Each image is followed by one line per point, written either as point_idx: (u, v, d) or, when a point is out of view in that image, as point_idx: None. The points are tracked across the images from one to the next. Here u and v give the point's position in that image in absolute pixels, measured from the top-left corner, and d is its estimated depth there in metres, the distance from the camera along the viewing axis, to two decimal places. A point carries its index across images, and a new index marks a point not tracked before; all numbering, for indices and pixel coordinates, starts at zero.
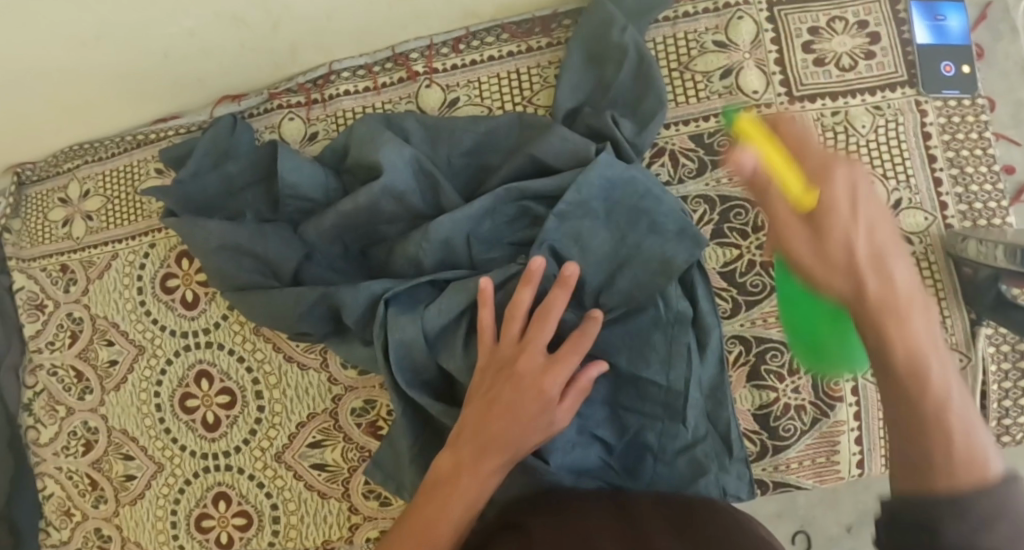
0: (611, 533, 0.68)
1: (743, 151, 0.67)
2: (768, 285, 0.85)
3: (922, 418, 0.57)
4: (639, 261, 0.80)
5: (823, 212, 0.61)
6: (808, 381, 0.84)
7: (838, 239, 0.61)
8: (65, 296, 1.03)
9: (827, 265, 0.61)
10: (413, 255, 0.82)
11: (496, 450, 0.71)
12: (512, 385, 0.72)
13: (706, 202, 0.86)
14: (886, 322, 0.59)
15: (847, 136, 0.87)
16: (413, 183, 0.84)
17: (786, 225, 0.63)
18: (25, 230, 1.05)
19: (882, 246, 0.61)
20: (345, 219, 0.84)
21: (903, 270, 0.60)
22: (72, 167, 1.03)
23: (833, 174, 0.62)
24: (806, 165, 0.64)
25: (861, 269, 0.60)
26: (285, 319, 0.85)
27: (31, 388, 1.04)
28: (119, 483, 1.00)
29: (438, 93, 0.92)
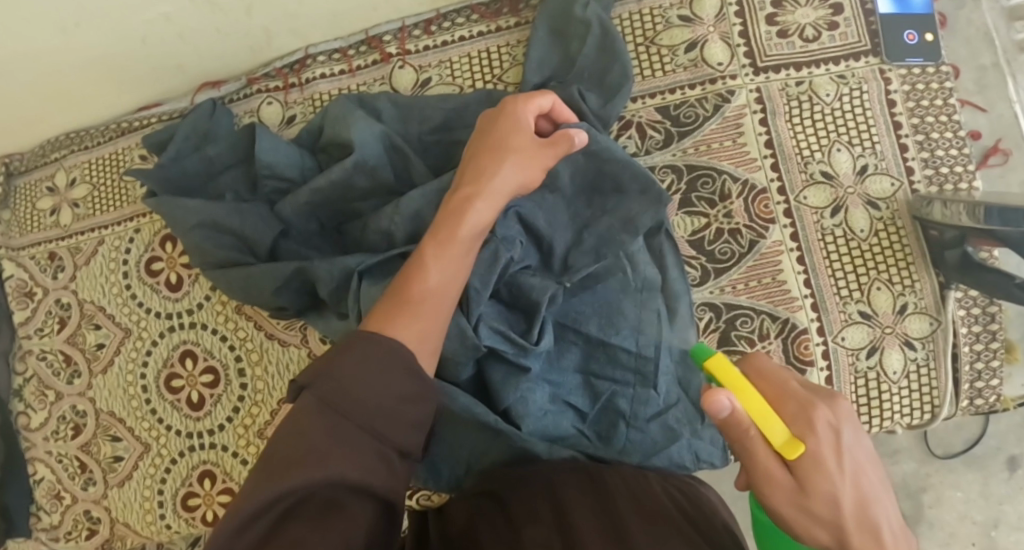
0: (585, 500, 0.70)
1: (726, 393, 0.54)
2: (736, 253, 0.86)
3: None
4: (606, 223, 0.82)
5: (805, 479, 0.54)
6: (779, 346, 0.85)
7: (821, 500, 0.54)
8: (54, 283, 1.05)
9: (793, 497, 0.54)
10: (386, 228, 0.84)
11: (477, 190, 0.73)
12: (489, 143, 0.75)
13: (673, 172, 0.87)
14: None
15: (812, 104, 0.88)
16: (384, 159, 0.86)
17: (766, 483, 0.54)
18: (14, 220, 1.07)
19: (865, 498, 0.54)
20: (319, 195, 0.87)
21: (889, 521, 0.54)
22: (60, 157, 1.05)
23: (813, 418, 0.55)
24: (785, 409, 0.56)
25: (847, 525, 0.53)
26: (265, 293, 0.87)
27: (21, 375, 1.06)
28: (108, 465, 1.02)
29: (411, 74, 0.94)
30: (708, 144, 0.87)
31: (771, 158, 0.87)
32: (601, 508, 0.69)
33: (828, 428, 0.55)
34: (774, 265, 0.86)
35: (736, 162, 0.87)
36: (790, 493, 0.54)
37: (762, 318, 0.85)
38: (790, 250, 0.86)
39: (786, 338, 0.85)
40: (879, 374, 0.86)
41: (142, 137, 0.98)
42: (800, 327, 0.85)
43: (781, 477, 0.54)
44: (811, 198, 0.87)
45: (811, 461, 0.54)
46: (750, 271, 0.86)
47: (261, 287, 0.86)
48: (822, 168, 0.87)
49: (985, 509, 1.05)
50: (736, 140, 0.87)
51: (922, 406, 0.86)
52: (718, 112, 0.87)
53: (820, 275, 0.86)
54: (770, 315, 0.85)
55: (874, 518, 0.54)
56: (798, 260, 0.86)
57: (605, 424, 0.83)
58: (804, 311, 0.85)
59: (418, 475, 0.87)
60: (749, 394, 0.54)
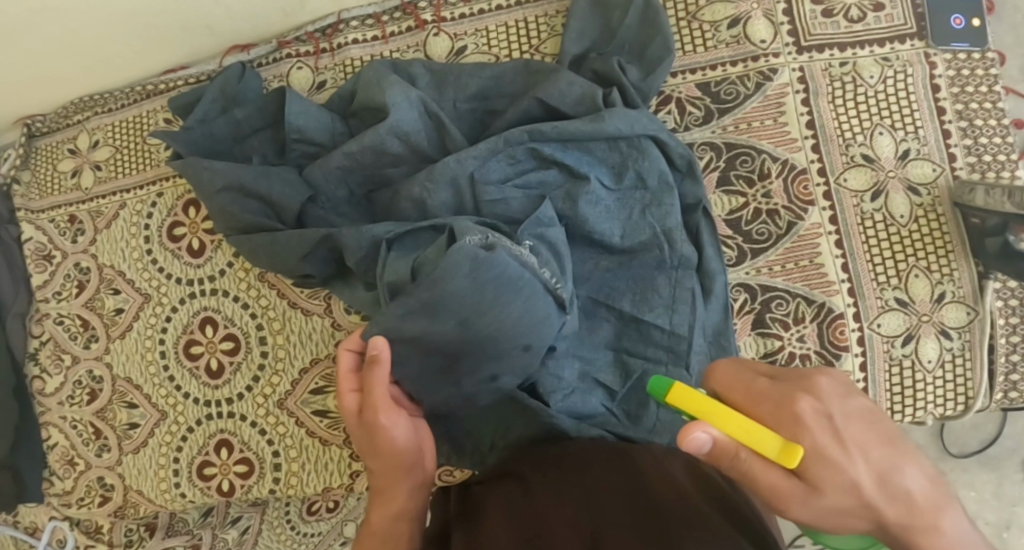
0: (617, 479, 0.68)
1: (697, 424, 0.51)
2: (774, 234, 0.84)
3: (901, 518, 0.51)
4: (640, 194, 0.82)
5: (819, 480, 0.51)
6: (814, 330, 0.83)
7: (838, 493, 0.51)
8: (73, 246, 1.03)
9: (807, 493, 0.51)
10: (419, 196, 0.83)
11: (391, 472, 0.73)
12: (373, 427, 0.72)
13: (712, 150, 0.85)
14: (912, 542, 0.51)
15: (855, 86, 0.86)
16: (419, 125, 0.85)
17: (785, 501, 0.51)
18: (34, 181, 1.06)
19: (881, 467, 0.52)
20: (353, 160, 0.86)
21: (913, 477, 0.51)
22: (83, 119, 1.03)
23: (800, 413, 0.52)
24: (763, 411, 0.53)
25: (874, 504, 0.51)
26: (290, 261, 0.86)
27: (37, 338, 1.05)
28: (123, 431, 1.01)
29: (447, 41, 0.92)
30: (749, 122, 0.85)
31: (813, 139, 0.85)
32: (631, 483, 0.67)
33: (811, 419, 0.52)
34: (812, 247, 0.83)
35: (776, 142, 0.85)
36: (809, 502, 0.51)
37: (797, 301, 0.83)
38: (828, 233, 0.84)
39: (822, 322, 0.83)
40: (914, 363, 0.83)
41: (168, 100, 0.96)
42: (836, 312, 0.83)
43: (792, 484, 0.51)
44: (852, 180, 0.84)
45: (818, 455, 0.51)
46: (788, 252, 0.84)
47: (286, 254, 0.85)
48: (864, 151, 0.84)
49: (1000, 510, 1.03)
50: (777, 119, 0.85)
51: (956, 398, 0.83)
52: (760, 90, 0.85)
53: (858, 260, 0.83)
54: (806, 299, 0.83)
55: (899, 484, 0.51)
56: (837, 244, 0.83)
57: (634, 403, 0.81)
58: (841, 295, 0.83)
59: (442, 451, 0.85)
60: (726, 416, 0.51)
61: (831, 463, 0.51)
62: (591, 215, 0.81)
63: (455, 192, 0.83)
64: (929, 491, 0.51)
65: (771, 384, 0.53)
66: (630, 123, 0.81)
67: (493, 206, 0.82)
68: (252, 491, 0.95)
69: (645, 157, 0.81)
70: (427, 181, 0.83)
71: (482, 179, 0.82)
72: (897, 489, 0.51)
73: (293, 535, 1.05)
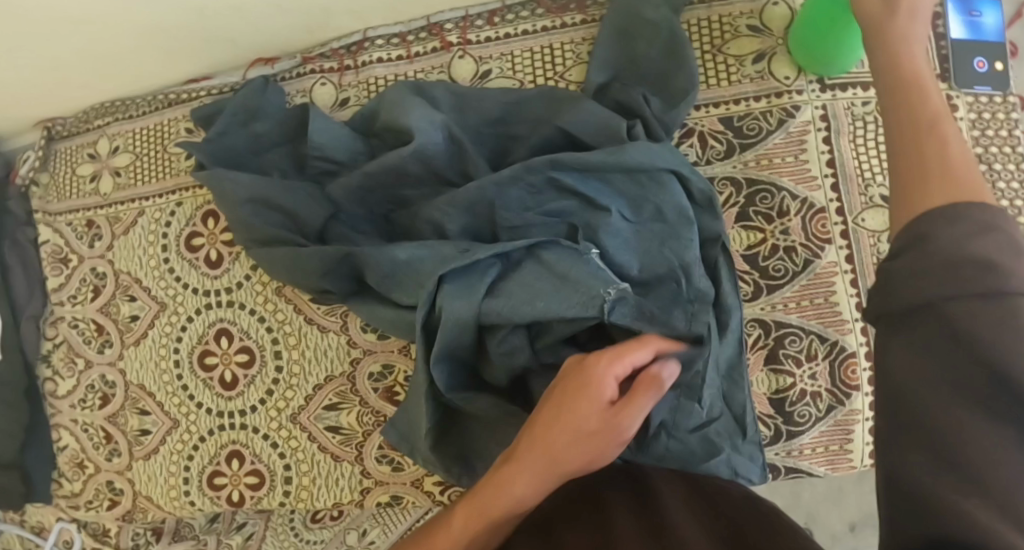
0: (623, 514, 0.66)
1: None
2: (790, 271, 0.84)
3: (921, 177, 0.56)
4: (659, 227, 0.82)
5: (933, 117, 0.59)
6: (825, 368, 0.84)
7: (951, 133, 0.58)
8: (90, 251, 1.04)
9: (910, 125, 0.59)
10: (439, 220, 0.84)
11: None
12: None
13: (732, 185, 0.86)
14: (915, 190, 0.55)
15: (877, 126, 0.86)
16: (443, 149, 0.85)
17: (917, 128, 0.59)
18: (52, 184, 1.06)
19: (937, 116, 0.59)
20: (375, 180, 0.86)
21: (959, 167, 0.55)
22: (104, 124, 1.03)
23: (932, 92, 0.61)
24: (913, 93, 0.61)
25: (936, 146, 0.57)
26: (313, 275, 0.86)
27: (51, 340, 1.06)
28: (134, 437, 1.02)
29: (472, 64, 0.92)
30: (770, 158, 0.85)
31: (832, 177, 0.85)
32: (640, 504, 0.68)
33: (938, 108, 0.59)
34: (827, 286, 0.84)
35: (796, 179, 0.85)
36: (928, 130, 0.58)
37: (811, 338, 0.84)
38: (844, 272, 0.84)
39: (833, 361, 0.83)
40: None
41: (192, 110, 0.97)
42: (849, 350, 0.83)
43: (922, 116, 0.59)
44: (870, 220, 0.84)
45: (931, 126, 0.59)
46: (803, 290, 0.84)
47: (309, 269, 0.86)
48: (882, 192, 0.84)
49: None
50: (798, 156, 0.85)
51: None
52: (783, 126, 0.86)
53: None
54: (820, 336, 0.84)
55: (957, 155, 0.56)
56: (852, 283, 0.84)
57: (643, 433, 0.81)
58: (854, 333, 0.83)
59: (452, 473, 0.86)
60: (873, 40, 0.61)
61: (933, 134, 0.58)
62: (611, 246, 0.81)
63: (477, 218, 0.83)
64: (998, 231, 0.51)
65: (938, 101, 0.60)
66: (655, 154, 0.82)
67: (514, 233, 0.82)
68: (261, 502, 0.97)
69: (667, 189, 0.82)
70: (451, 206, 0.83)
71: (506, 206, 0.83)
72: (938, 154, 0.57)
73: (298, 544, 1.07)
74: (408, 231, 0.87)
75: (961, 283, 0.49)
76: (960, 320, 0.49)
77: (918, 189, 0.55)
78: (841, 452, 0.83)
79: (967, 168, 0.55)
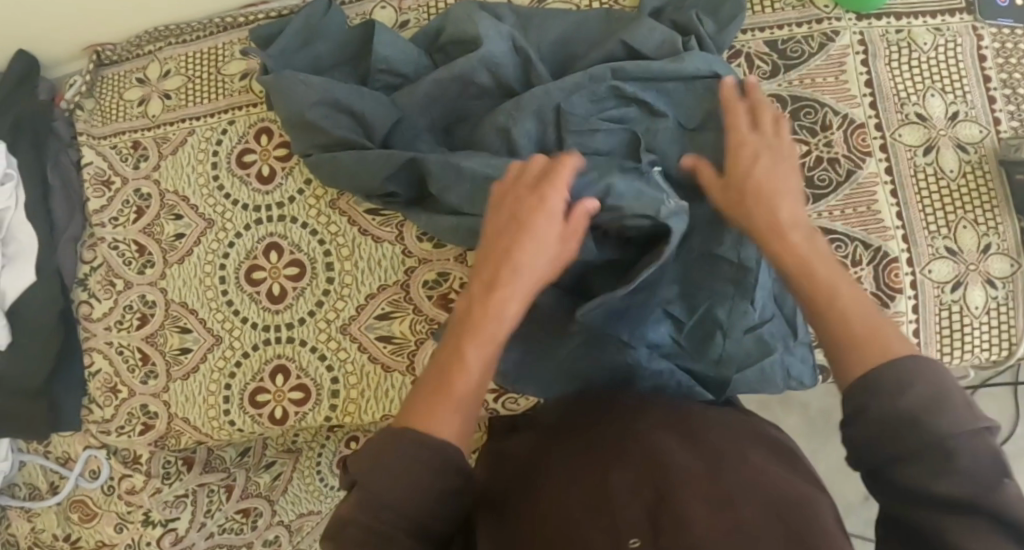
0: (668, 431, 0.65)
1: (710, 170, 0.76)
2: (834, 181, 0.89)
3: (815, 282, 0.63)
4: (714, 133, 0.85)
5: (782, 185, 0.71)
6: (870, 272, 0.88)
7: (788, 210, 0.69)
8: (134, 172, 1.04)
9: (769, 222, 0.69)
10: (503, 125, 0.86)
11: (478, 336, 0.64)
12: (514, 222, 0.69)
13: (778, 101, 0.90)
14: (819, 303, 0.61)
15: (910, 51, 0.91)
16: (510, 58, 0.88)
17: (757, 201, 0.71)
18: (97, 109, 1.07)
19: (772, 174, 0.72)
20: (441, 88, 0.89)
21: (822, 264, 0.64)
22: (155, 49, 1.05)
23: (775, 202, 0.70)
24: (747, 202, 0.71)
25: (816, 273, 0.63)
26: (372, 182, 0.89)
27: (88, 264, 1.05)
28: (173, 357, 1.01)
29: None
30: (813, 78, 0.91)
31: (871, 96, 0.90)
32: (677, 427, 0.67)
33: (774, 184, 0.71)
34: (870, 194, 0.89)
35: (837, 96, 0.90)
36: (796, 229, 0.67)
37: (855, 245, 0.88)
38: (885, 182, 0.89)
39: (877, 266, 0.88)
40: (962, 308, 0.88)
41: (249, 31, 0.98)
42: (891, 256, 0.88)
43: (772, 214, 0.69)
44: (906, 135, 0.89)
45: (782, 232, 0.68)
46: (847, 199, 0.88)
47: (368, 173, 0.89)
48: (917, 110, 0.90)
49: None
50: (838, 76, 0.91)
51: (999, 343, 0.88)
52: (824, 50, 0.91)
53: (912, 208, 0.89)
54: (863, 243, 0.88)
55: (811, 249, 0.66)
56: (892, 193, 0.89)
57: (699, 334, 0.85)
58: (896, 240, 0.88)
59: (511, 374, 0.88)
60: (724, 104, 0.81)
61: (780, 244, 0.67)
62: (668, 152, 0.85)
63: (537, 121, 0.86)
64: (881, 321, 0.59)
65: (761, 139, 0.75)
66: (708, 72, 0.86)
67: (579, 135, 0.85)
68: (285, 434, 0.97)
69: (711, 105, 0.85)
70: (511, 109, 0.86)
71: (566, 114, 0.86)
72: (835, 285, 0.62)
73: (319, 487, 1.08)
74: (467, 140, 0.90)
75: (879, 353, 0.56)
76: (919, 381, 0.53)
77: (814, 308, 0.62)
78: None
79: (861, 300, 0.61)
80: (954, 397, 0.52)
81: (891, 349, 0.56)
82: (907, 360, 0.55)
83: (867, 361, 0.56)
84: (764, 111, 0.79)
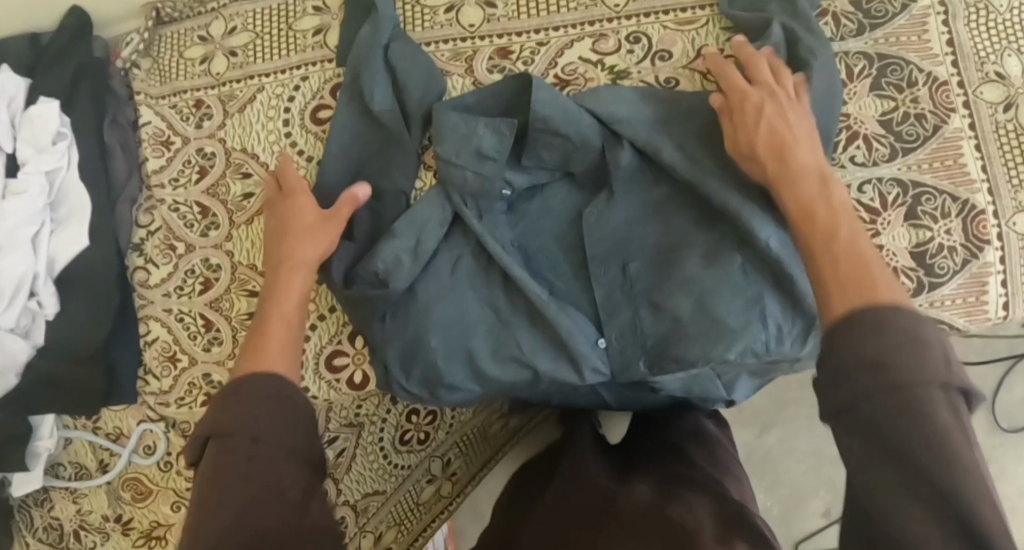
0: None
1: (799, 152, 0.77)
2: (922, 135, 0.90)
3: (859, 306, 0.59)
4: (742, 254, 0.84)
5: (832, 229, 0.68)
6: (959, 224, 0.89)
7: (886, 285, 0.60)
8: (196, 131, 1.00)
9: (829, 255, 0.66)
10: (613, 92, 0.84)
11: (270, 341, 0.75)
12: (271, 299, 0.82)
13: (865, 59, 0.92)
14: (852, 290, 0.61)
15: (989, 13, 0.93)
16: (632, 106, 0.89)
17: (815, 238, 0.68)
18: (155, 68, 1.03)
19: (851, 235, 0.67)
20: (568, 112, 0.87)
21: (864, 305, 0.58)
22: (220, 6, 1.02)
23: (844, 233, 0.67)
24: (818, 209, 0.70)
25: (870, 278, 0.61)
26: (484, 332, 0.87)
27: (145, 228, 1.01)
28: (240, 322, 0.96)
29: (547, 57, 0.93)
30: (898, 37, 0.93)
31: (952, 55, 0.92)
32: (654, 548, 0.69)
33: (842, 205, 0.70)
34: (955, 149, 0.90)
35: (922, 55, 0.92)
36: (825, 246, 0.67)
37: (943, 197, 0.89)
38: (969, 138, 0.91)
39: (965, 218, 0.89)
40: None
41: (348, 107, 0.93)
42: (978, 208, 0.89)
43: (823, 237, 0.68)
44: (986, 93, 0.92)
45: (851, 280, 0.62)
46: (934, 153, 0.90)
47: (445, 304, 0.88)
48: (996, 69, 0.92)
49: None
50: (921, 36, 0.93)
51: None
52: (906, 11, 0.93)
53: (995, 163, 0.91)
54: (952, 196, 0.90)
55: (855, 244, 0.66)
56: (976, 147, 0.91)
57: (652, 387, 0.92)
58: (981, 193, 0.90)
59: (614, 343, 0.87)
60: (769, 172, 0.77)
61: (853, 326, 0.57)
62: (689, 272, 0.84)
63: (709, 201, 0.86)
64: (908, 327, 0.55)
65: (822, 197, 0.71)
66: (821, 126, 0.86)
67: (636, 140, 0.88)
68: None
69: None
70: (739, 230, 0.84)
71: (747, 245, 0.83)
72: (869, 285, 0.60)
73: (386, 466, 1.12)
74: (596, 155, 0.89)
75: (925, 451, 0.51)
76: (901, 336, 0.55)
77: (837, 286, 0.62)
78: (977, 303, 0.88)
79: (901, 310, 0.57)
80: (954, 437, 0.51)
81: (921, 345, 0.54)
82: (937, 383, 0.53)
83: (898, 326, 0.55)
84: (829, 185, 0.73)
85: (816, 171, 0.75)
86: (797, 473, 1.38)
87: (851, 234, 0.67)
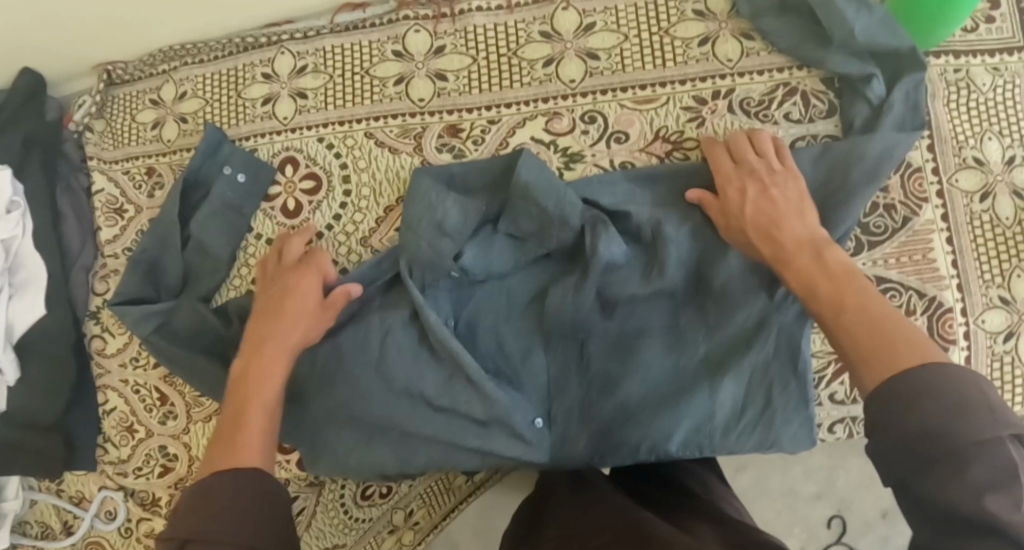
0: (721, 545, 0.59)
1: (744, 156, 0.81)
2: (890, 228, 0.86)
3: (866, 327, 0.59)
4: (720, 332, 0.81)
5: (782, 230, 0.74)
6: (924, 323, 0.85)
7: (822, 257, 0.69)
8: (149, 201, 0.98)
9: (769, 243, 0.74)
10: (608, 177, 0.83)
11: (267, 355, 0.75)
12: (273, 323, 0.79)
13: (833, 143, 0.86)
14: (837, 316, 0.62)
15: (968, 93, 0.88)
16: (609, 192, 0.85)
17: (775, 248, 0.73)
18: (108, 131, 1.01)
19: (810, 236, 0.72)
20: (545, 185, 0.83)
21: (855, 323, 0.61)
22: (170, 68, 0.99)
23: (822, 248, 0.70)
24: (781, 211, 0.75)
25: (843, 282, 0.65)
26: (428, 410, 0.83)
27: (101, 295, 1.00)
28: (193, 398, 0.96)
29: (498, 136, 0.89)
30: None
31: (928, 139, 0.87)
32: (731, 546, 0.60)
33: (789, 205, 0.76)
34: (925, 242, 0.86)
35: None
36: (810, 247, 0.71)
37: (909, 295, 0.85)
38: (941, 230, 0.86)
39: (931, 316, 0.85)
40: (1014, 359, 0.86)
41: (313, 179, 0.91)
42: (946, 306, 0.85)
43: (807, 234, 0.72)
44: (963, 181, 0.87)
45: (837, 299, 0.64)
46: (902, 247, 0.86)
47: (389, 378, 0.83)
48: (975, 154, 0.87)
49: None
50: None
51: None
52: None
53: (968, 257, 0.86)
54: (918, 293, 0.85)
55: (823, 246, 0.70)
56: (948, 241, 0.86)
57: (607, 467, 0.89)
58: (950, 289, 0.86)
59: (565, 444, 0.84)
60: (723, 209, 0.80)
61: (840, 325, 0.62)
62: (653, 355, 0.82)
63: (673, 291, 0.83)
64: (914, 332, 0.57)
65: (785, 197, 0.76)
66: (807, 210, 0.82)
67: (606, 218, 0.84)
68: None
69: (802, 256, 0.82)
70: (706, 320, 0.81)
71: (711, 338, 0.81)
72: (844, 299, 0.63)
73: (346, 520, 1.12)
74: (567, 236, 0.83)
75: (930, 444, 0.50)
76: (929, 372, 0.53)
77: (864, 362, 0.58)
78: None
79: (894, 319, 0.59)
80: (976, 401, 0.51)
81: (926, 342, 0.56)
82: (937, 365, 0.53)
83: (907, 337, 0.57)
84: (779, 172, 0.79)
85: (800, 188, 0.78)
86: (772, 513, 1.31)
87: (803, 232, 0.73)
